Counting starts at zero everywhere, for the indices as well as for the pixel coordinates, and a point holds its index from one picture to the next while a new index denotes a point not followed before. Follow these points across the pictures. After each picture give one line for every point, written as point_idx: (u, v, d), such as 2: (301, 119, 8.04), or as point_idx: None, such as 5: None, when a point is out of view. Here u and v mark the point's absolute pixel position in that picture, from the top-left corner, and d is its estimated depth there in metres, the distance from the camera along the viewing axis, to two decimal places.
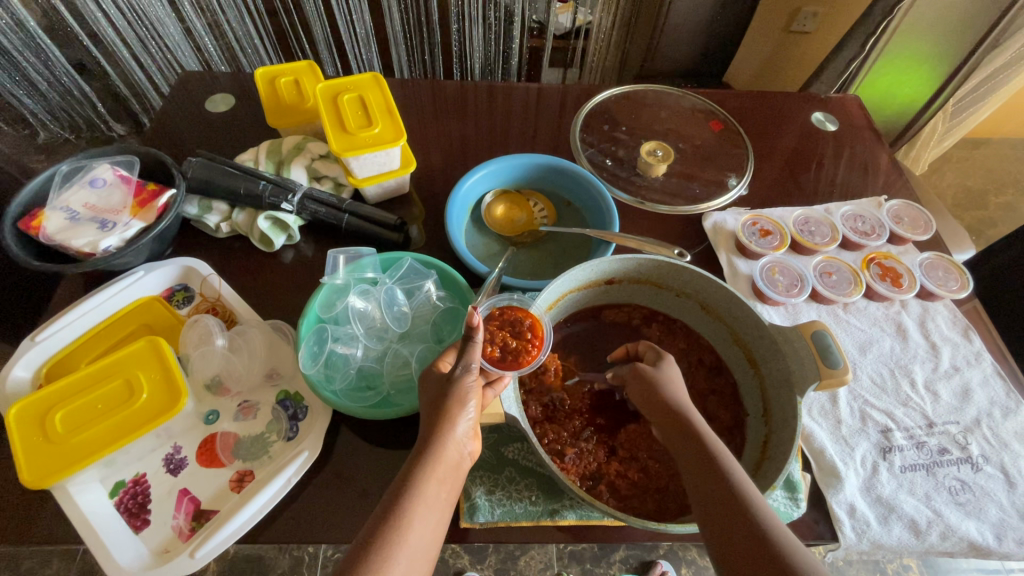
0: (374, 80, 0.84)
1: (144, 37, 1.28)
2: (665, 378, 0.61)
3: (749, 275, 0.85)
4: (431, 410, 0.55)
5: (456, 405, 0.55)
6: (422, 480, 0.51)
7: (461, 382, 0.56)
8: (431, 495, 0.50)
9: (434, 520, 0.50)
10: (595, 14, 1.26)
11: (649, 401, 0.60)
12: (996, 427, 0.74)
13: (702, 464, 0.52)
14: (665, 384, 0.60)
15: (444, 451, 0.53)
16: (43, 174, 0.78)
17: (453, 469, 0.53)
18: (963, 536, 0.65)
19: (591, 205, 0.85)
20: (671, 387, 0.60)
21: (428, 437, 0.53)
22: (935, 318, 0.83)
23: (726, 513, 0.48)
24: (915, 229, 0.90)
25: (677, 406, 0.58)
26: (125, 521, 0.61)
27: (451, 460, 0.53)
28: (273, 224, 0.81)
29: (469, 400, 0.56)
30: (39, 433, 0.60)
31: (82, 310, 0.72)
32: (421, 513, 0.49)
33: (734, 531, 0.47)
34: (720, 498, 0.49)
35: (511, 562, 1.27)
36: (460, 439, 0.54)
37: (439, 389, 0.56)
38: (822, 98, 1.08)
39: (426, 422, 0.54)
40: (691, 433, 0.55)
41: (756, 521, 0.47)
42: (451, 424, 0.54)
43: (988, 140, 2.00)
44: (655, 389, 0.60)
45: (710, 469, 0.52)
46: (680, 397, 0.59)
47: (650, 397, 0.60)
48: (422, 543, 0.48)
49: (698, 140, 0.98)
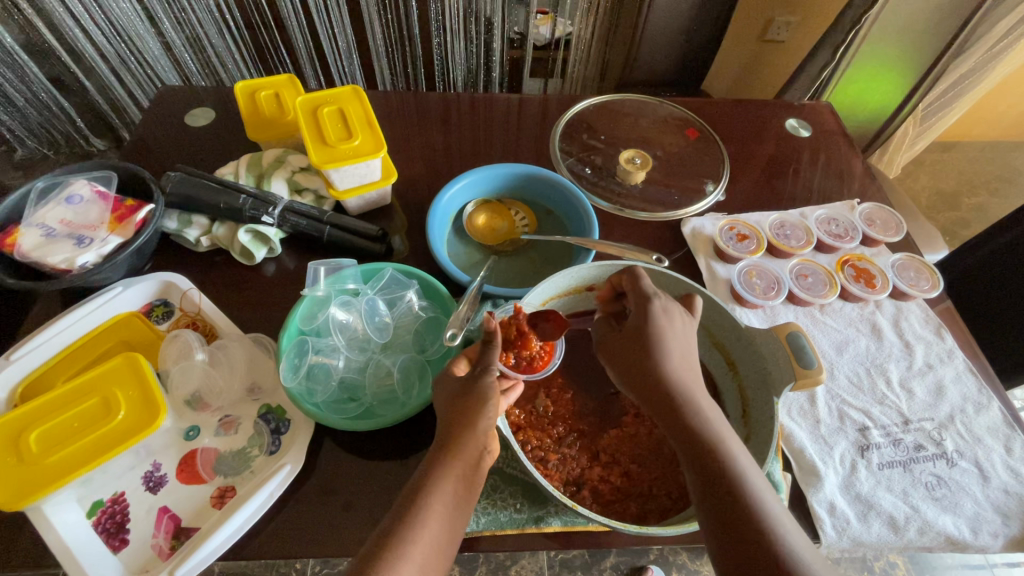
0: (354, 93, 0.85)
1: (122, 53, 1.27)
2: (658, 341, 0.58)
3: (727, 279, 0.87)
4: (451, 409, 0.55)
5: (477, 405, 0.54)
6: (437, 481, 0.51)
7: (480, 383, 0.56)
8: (447, 492, 0.51)
9: (449, 520, 0.50)
10: (574, 25, 1.28)
11: (644, 368, 0.58)
12: (969, 423, 0.75)
13: (695, 447, 0.52)
14: (663, 354, 0.57)
15: (465, 448, 0.53)
16: (19, 191, 0.77)
17: (474, 468, 0.53)
18: (941, 531, 0.66)
19: (572, 213, 0.87)
20: (669, 355, 0.57)
21: (447, 436, 0.54)
22: (909, 317, 0.85)
23: (728, 504, 0.49)
24: (887, 231, 0.93)
25: (669, 376, 0.56)
26: (102, 541, 0.60)
27: (472, 459, 0.53)
28: (254, 237, 0.81)
29: (490, 400, 0.55)
30: (14, 453, 0.59)
31: (58, 328, 0.71)
32: (435, 514, 0.49)
33: (726, 520, 0.48)
34: (711, 486, 0.50)
35: (502, 570, 1.26)
36: (481, 439, 0.54)
37: (459, 390, 0.56)
38: (796, 105, 1.11)
39: (447, 421, 0.55)
40: (683, 415, 0.54)
41: (750, 508, 0.48)
42: (472, 423, 0.53)
43: (958, 143, 2.07)
44: (650, 361, 0.57)
45: (703, 451, 0.52)
46: (672, 364, 0.57)
47: (643, 361, 0.58)
48: (436, 544, 0.49)
49: (675, 148, 1.00)
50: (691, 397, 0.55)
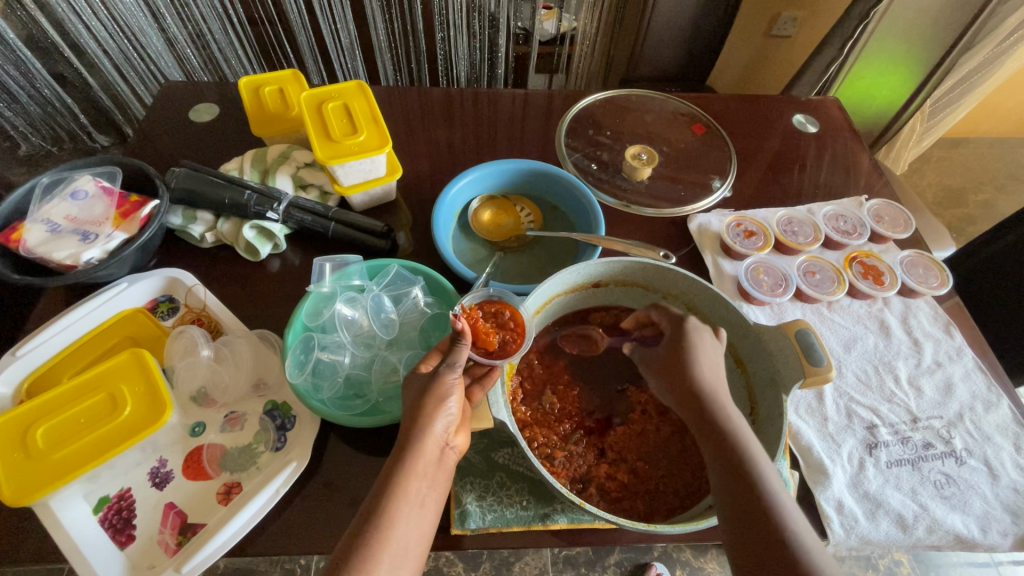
0: (359, 88, 0.85)
1: (125, 49, 1.27)
2: (693, 353, 0.59)
3: (734, 275, 0.86)
4: (414, 407, 0.55)
5: (436, 402, 0.54)
6: (404, 479, 0.50)
7: (442, 381, 0.56)
8: (412, 492, 0.50)
9: (419, 517, 0.50)
10: (579, 20, 1.28)
11: (676, 374, 0.59)
12: (978, 421, 0.75)
13: (727, 453, 0.52)
14: (696, 361, 0.58)
15: (424, 445, 0.53)
16: (24, 186, 0.77)
17: (435, 464, 0.53)
18: (950, 529, 0.66)
19: (578, 209, 0.86)
20: (705, 368, 0.58)
21: (409, 433, 0.53)
22: (917, 315, 0.84)
23: (746, 503, 0.49)
24: (895, 227, 0.92)
25: (705, 385, 0.56)
26: (109, 537, 0.60)
27: (433, 455, 0.53)
28: (259, 233, 0.81)
29: (450, 397, 0.56)
30: (21, 449, 0.59)
31: (63, 323, 0.71)
32: (404, 513, 0.49)
33: (752, 525, 0.48)
34: (741, 490, 0.49)
35: (506, 567, 1.26)
36: (441, 435, 0.54)
37: (421, 387, 0.56)
38: (803, 100, 1.10)
39: (408, 418, 0.54)
40: (718, 422, 0.54)
41: (771, 505, 0.48)
42: (431, 421, 0.54)
43: (966, 139, 2.05)
44: (681, 367, 0.59)
45: (730, 451, 0.52)
46: (709, 376, 0.57)
47: (677, 368, 0.59)
48: (406, 544, 0.48)
49: (682, 144, 0.99)
50: (727, 407, 0.55)
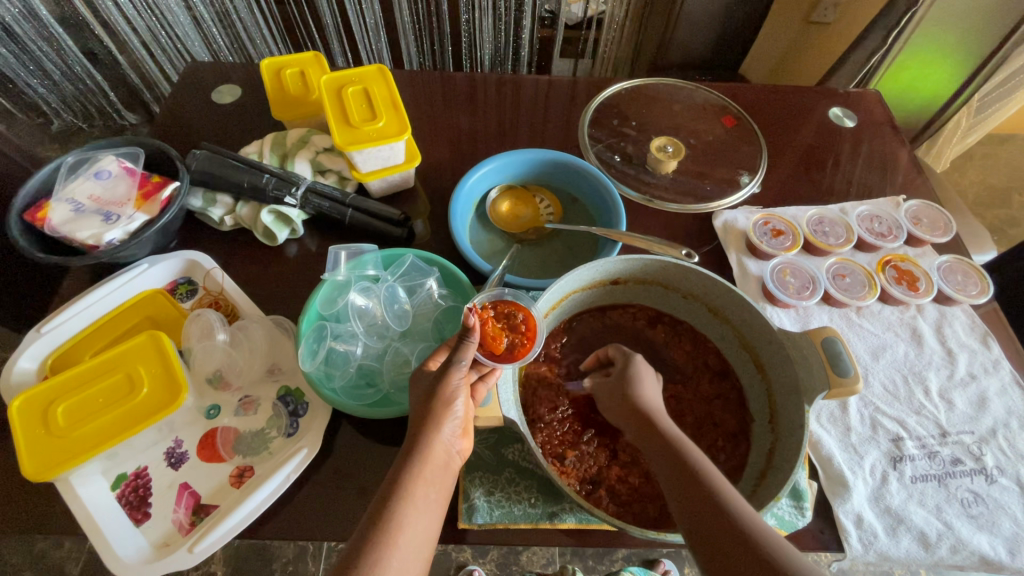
0: (379, 72, 0.83)
1: (153, 27, 1.27)
2: (638, 388, 0.59)
3: (759, 276, 0.83)
4: (421, 409, 0.54)
5: (444, 405, 0.54)
6: (410, 482, 0.50)
7: (448, 381, 0.55)
8: (419, 496, 0.50)
9: (426, 522, 0.49)
10: (608, 3, 1.23)
11: (623, 410, 0.58)
12: (1013, 438, 0.71)
13: (676, 473, 0.51)
14: (640, 391, 0.58)
15: (429, 450, 0.52)
16: (50, 165, 0.78)
17: (441, 469, 0.53)
18: (975, 550, 0.63)
19: (598, 202, 0.84)
20: (647, 394, 0.58)
21: (415, 436, 0.53)
22: (953, 323, 0.81)
23: (704, 513, 0.48)
24: (934, 230, 0.87)
25: (655, 421, 0.56)
26: (126, 513, 0.62)
27: (437, 460, 0.52)
28: (277, 218, 0.81)
29: (457, 399, 0.55)
30: (42, 425, 0.61)
31: (87, 303, 0.73)
32: (411, 516, 0.48)
33: (722, 537, 0.46)
34: (709, 516, 0.47)
35: (513, 557, 1.27)
36: (447, 439, 0.54)
37: (429, 386, 0.55)
38: (842, 92, 1.05)
39: (415, 420, 0.54)
40: (666, 442, 0.54)
41: (730, 510, 0.47)
42: (438, 424, 0.53)
43: (1015, 137, 1.94)
44: (627, 402, 0.58)
45: (680, 468, 0.51)
46: (656, 410, 0.57)
47: (622, 399, 0.59)
48: (413, 547, 0.48)
49: (711, 136, 0.95)
50: (677, 437, 0.54)
